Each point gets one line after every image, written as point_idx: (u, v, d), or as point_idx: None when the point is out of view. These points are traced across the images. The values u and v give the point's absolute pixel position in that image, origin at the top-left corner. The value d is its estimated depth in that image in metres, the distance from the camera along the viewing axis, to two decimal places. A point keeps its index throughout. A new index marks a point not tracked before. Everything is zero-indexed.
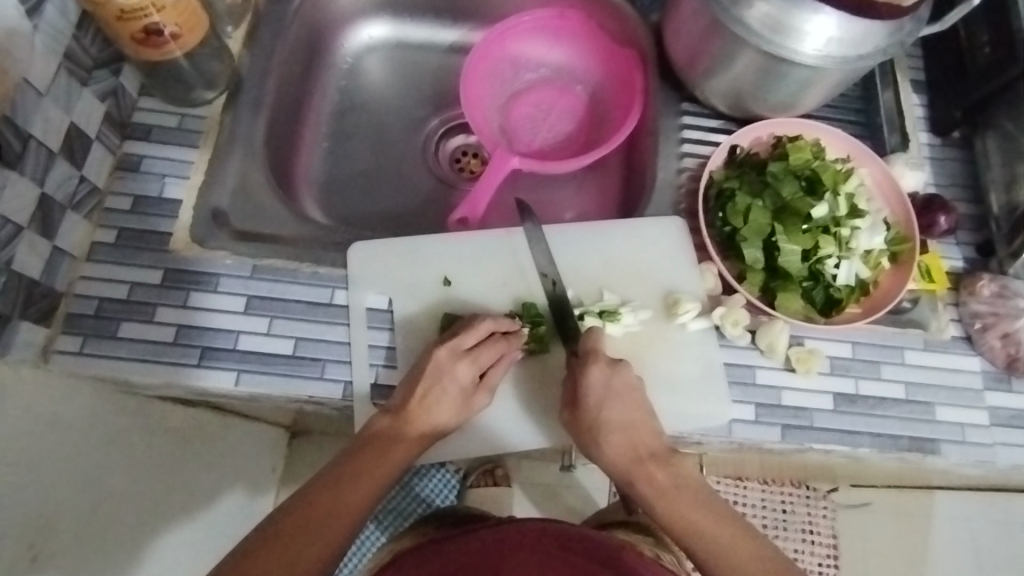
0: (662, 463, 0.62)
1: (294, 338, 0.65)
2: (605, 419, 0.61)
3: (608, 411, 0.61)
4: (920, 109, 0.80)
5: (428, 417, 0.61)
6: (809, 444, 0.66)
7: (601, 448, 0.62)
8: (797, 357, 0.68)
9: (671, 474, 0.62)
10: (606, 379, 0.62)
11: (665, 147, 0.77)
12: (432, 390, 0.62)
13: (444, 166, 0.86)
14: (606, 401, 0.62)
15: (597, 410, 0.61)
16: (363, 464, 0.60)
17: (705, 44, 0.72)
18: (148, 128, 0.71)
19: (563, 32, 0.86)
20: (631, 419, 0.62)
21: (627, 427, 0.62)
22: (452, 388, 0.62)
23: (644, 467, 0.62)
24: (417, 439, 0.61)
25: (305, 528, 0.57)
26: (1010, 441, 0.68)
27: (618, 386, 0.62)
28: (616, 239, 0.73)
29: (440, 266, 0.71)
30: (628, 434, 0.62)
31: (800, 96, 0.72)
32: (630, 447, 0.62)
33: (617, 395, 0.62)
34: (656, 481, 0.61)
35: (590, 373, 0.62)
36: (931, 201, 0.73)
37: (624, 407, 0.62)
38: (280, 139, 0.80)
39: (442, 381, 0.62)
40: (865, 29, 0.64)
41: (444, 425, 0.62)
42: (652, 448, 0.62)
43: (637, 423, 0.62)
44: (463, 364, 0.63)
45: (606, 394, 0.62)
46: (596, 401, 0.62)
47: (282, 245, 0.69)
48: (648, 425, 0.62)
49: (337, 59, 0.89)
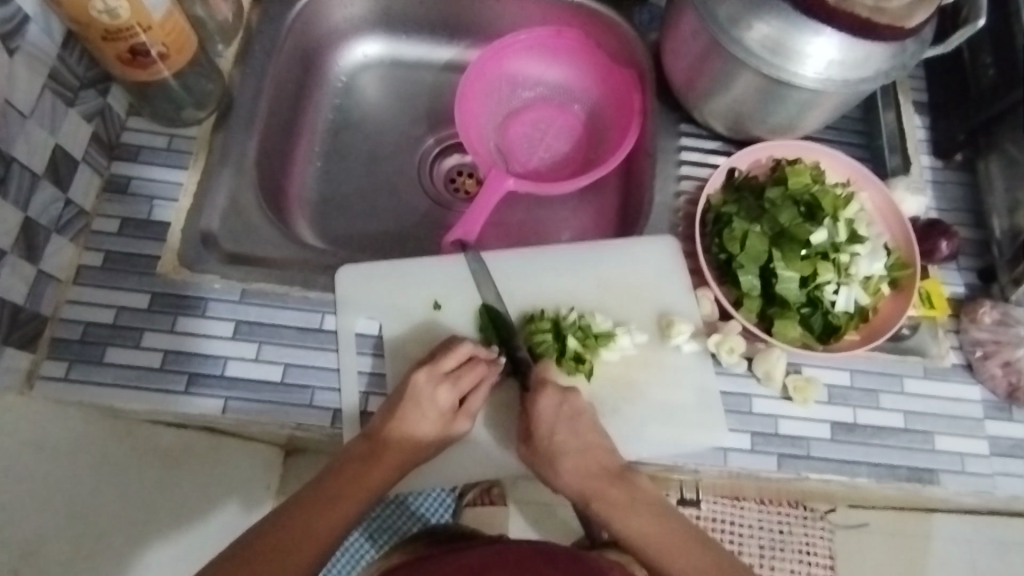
0: (617, 480, 0.62)
1: (283, 363, 0.64)
2: (559, 444, 0.62)
3: (559, 434, 0.62)
4: (922, 131, 0.79)
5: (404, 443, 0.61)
6: (806, 474, 0.65)
7: (554, 471, 0.62)
8: (795, 385, 0.66)
9: (627, 491, 0.62)
10: (556, 405, 0.63)
11: (663, 168, 0.76)
12: (405, 413, 0.61)
13: (439, 186, 0.85)
14: (556, 427, 0.62)
15: (549, 436, 0.62)
16: (335, 484, 0.60)
17: (704, 66, 0.71)
18: (136, 148, 0.70)
19: (561, 50, 0.85)
20: (583, 444, 0.62)
21: (582, 451, 0.62)
22: (430, 411, 0.61)
23: (599, 488, 0.62)
24: (396, 459, 0.61)
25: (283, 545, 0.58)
26: (1011, 472, 0.67)
27: (567, 412, 0.63)
28: (609, 259, 0.72)
29: (431, 288, 0.69)
30: (583, 456, 0.62)
31: (802, 118, 0.71)
32: (584, 469, 0.62)
33: (567, 421, 0.63)
34: (611, 499, 0.62)
35: (539, 400, 0.63)
36: (932, 225, 0.72)
37: (577, 430, 0.62)
38: (273, 157, 0.79)
39: (421, 404, 0.61)
40: (866, 51, 0.62)
41: (421, 447, 0.62)
42: (607, 466, 0.62)
43: (592, 446, 0.63)
44: (443, 388, 0.62)
45: (557, 419, 0.62)
46: (547, 428, 0.62)
47: (273, 268, 0.68)
48: (603, 447, 0.63)
49: (332, 75, 0.88)
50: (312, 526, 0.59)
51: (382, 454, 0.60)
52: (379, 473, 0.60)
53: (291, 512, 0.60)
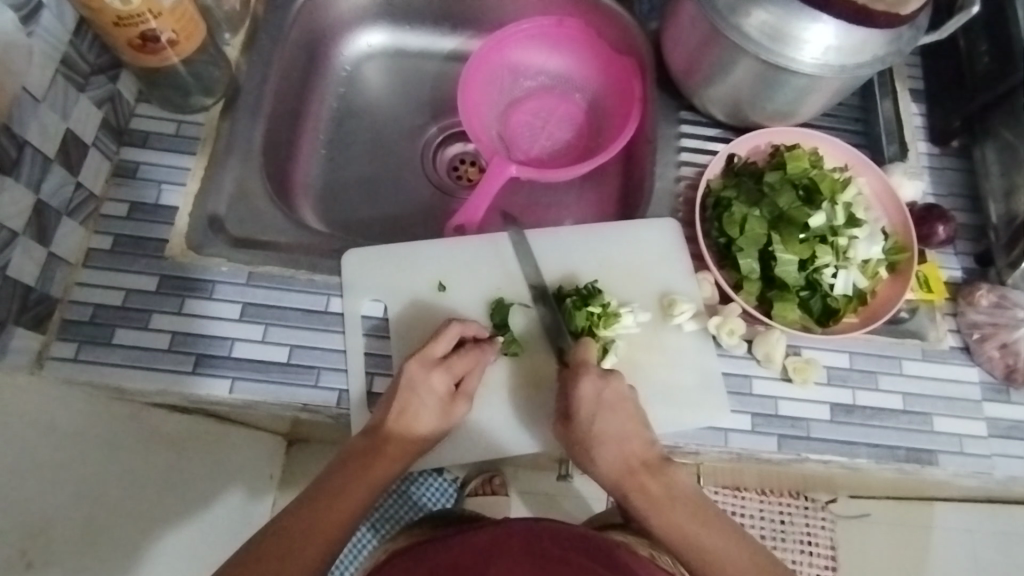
0: (654, 473, 0.62)
1: (290, 345, 0.65)
2: (600, 431, 0.61)
3: (601, 421, 0.61)
4: (919, 118, 0.79)
5: (411, 425, 0.61)
6: (806, 454, 0.66)
7: (594, 460, 0.61)
8: (794, 367, 0.67)
9: (665, 484, 0.61)
10: (597, 391, 0.61)
11: (664, 155, 0.77)
12: (405, 403, 0.61)
13: (442, 174, 0.87)
14: (598, 414, 0.61)
15: (590, 423, 0.61)
16: (351, 475, 0.60)
17: (703, 53, 0.72)
18: (145, 135, 0.71)
19: (561, 39, 0.86)
20: (623, 432, 0.61)
21: (620, 440, 0.61)
22: (429, 397, 0.62)
23: (636, 479, 0.61)
24: (402, 451, 0.61)
25: (306, 533, 0.58)
26: (1008, 453, 0.68)
27: (609, 398, 0.62)
28: (607, 243, 0.73)
29: (435, 271, 0.70)
30: (622, 445, 0.61)
31: (800, 104, 0.72)
32: (622, 459, 0.61)
33: (608, 407, 0.61)
34: (648, 492, 0.61)
35: (581, 386, 0.62)
36: (930, 210, 0.72)
37: (617, 419, 0.61)
38: (278, 145, 0.80)
39: (418, 394, 0.61)
40: (863, 38, 0.63)
41: (426, 435, 0.62)
42: (644, 458, 0.62)
43: (631, 435, 0.62)
44: (439, 374, 0.62)
45: (598, 405, 0.61)
46: (590, 415, 0.61)
47: (279, 252, 0.69)
48: (640, 436, 0.62)
49: (337, 66, 0.89)
50: (328, 519, 0.59)
51: (385, 446, 0.61)
52: (387, 466, 0.61)
53: (321, 498, 0.60)
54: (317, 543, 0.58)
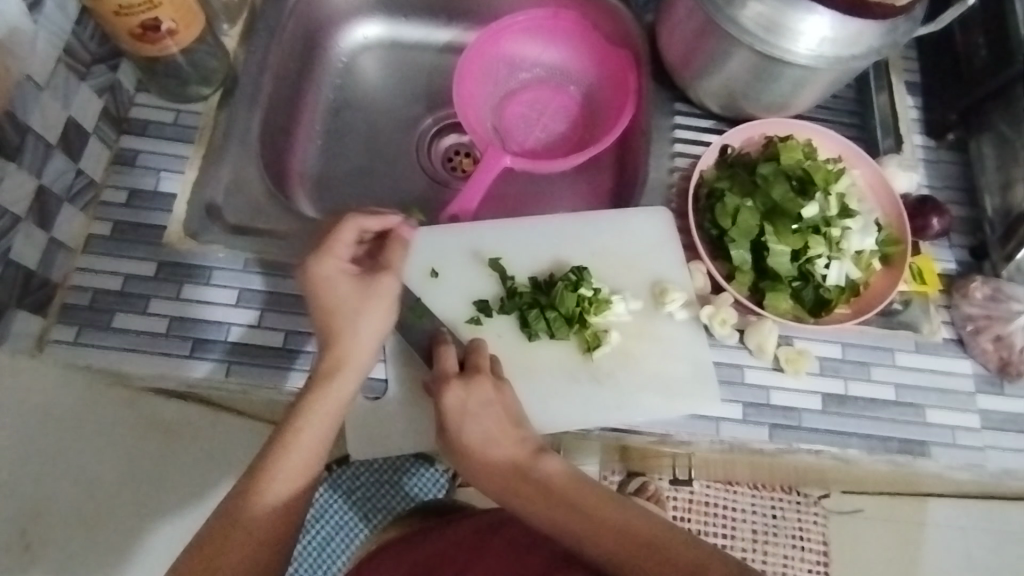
0: (522, 471, 0.59)
1: (284, 331, 0.65)
2: (465, 437, 0.59)
3: (466, 429, 0.60)
4: (914, 111, 0.80)
5: (348, 321, 0.60)
6: (797, 445, 0.66)
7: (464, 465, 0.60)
8: (786, 357, 0.68)
9: (534, 479, 0.59)
10: (462, 399, 0.60)
11: (658, 147, 0.78)
12: (320, 283, 0.61)
13: (437, 165, 0.88)
14: (465, 421, 0.60)
15: (458, 430, 0.60)
16: (284, 449, 0.58)
17: (698, 44, 0.72)
18: (144, 123, 0.72)
19: (557, 32, 0.89)
20: (494, 434, 0.60)
21: (489, 444, 0.60)
22: (338, 283, 0.61)
23: (511, 479, 0.59)
24: (330, 410, 0.59)
25: (232, 564, 0.54)
26: (1002, 445, 0.68)
27: (476, 402, 0.60)
28: (601, 231, 0.73)
29: (428, 258, 0.72)
30: (492, 447, 0.60)
31: (794, 97, 0.72)
32: (488, 468, 0.59)
33: (478, 409, 0.60)
34: (522, 492, 0.59)
35: (447, 395, 0.61)
36: (924, 202, 0.73)
37: (485, 419, 0.60)
38: (275, 135, 0.81)
39: (327, 282, 0.61)
40: (858, 29, 0.64)
41: (373, 324, 0.61)
42: (502, 458, 0.60)
43: (499, 434, 0.60)
44: (331, 260, 0.62)
45: (463, 412, 0.60)
46: (456, 425, 0.60)
47: (276, 240, 0.70)
48: (512, 428, 0.61)
49: (333, 57, 0.91)
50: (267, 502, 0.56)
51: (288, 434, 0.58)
52: (280, 464, 0.57)
53: (220, 534, 0.55)
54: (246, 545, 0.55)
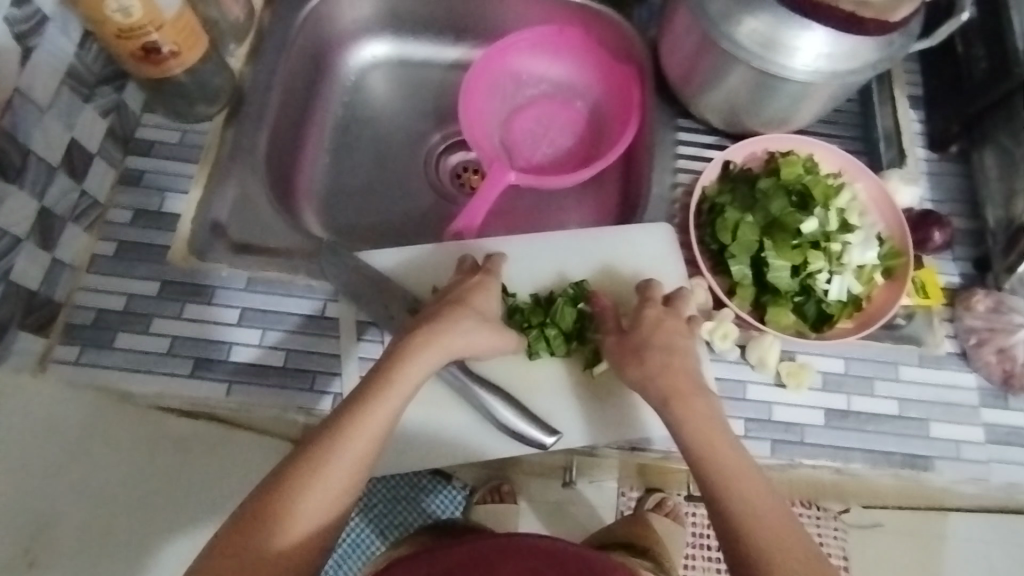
0: (696, 390, 0.61)
1: (285, 350, 0.65)
2: (650, 342, 0.63)
3: (656, 334, 0.64)
4: (918, 124, 0.81)
5: (463, 337, 0.62)
6: (799, 460, 0.66)
7: (640, 367, 0.62)
8: (788, 371, 0.68)
9: (708, 406, 0.60)
10: (662, 314, 0.65)
11: (660, 163, 0.78)
12: (480, 281, 0.66)
13: (444, 180, 0.88)
14: (656, 330, 0.64)
15: (646, 334, 0.64)
16: (332, 455, 0.54)
17: (699, 61, 0.73)
18: (150, 143, 0.73)
19: (563, 47, 0.89)
20: (669, 351, 0.63)
21: (672, 357, 0.62)
22: (481, 296, 0.65)
23: (676, 390, 0.61)
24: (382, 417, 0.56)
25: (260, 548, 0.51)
26: (1007, 459, 0.67)
27: (671, 324, 0.64)
28: (604, 246, 0.74)
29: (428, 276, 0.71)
30: (669, 358, 0.62)
31: (794, 111, 0.73)
32: (667, 374, 0.61)
33: (666, 327, 0.64)
34: (689, 406, 0.60)
35: (649, 309, 0.65)
36: (926, 216, 0.73)
37: (669, 335, 0.64)
38: (282, 152, 0.82)
39: (469, 294, 0.65)
40: (852, 45, 0.65)
41: (476, 347, 0.62)
42: (690, 374, 0.62)
43: (677, 350, 0.63)
44: (484, 278, 0.66)
45: (659, 325, 0.64)
46: (649, 330, 0.64)
47: (281, 258, 0.70)
48: (682, 354, 0.63)
49: (341, 75, 0.92)
50: (323, 487, 0.54)
51: (362, 417, 0.56)
52: (338, 446, 0.55)
53: (261, 510, 0.52)
54: (295, 519, 0.52)
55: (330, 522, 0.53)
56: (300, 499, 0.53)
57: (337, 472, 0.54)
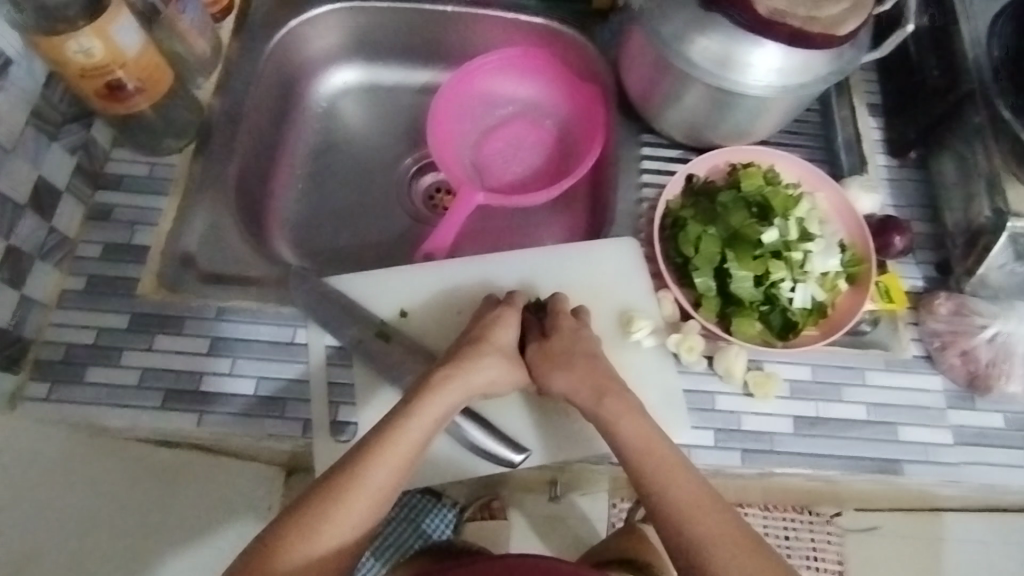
0: (614, 389, 0.63)
1: (255, 378, 0.66)
2: (570, 350, 0.65)
3: (575, 342, 0.66)
4: (878, 131, 0.82)
5: (479, 365, 0.63)
6: (770, 468, 0.67)
7: (561, 374, 0.64)
8: (755, 381, 0.68)
9: (626, 403, 0.62)
10: (576, 325, 0.67)
11: (625, 179, 0.80)
12: (501, 314, 0.67)
13: (418, 204, 0.89)
14: (572, 337, 0.66)
15: (563, 343, 0.66)
16: (327, 498, 0.56)
17: (657, 79, 0.74)
18: (119, 177, 0.74)
19: (529, 69, 0.91)
20: (588, 358, 0.65)
21: (590, 361, 0.65)
22: (503, 323, 0.66)
23: (592, 394, 0.63)
24: (402, 450, 0.58)
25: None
26: (976, 460, 0.68)
27: (586, 334, 0.67)
28: (570, 264, 0.75)
29: (397, 298, 0.72)
30: (586, 363, 0.64)
31: (753, 124, 0.75)
32: (585, 377, 0.64)
33: (582, 337, 0.66)
34: (608, 406, 0.62)
35: (562, 320, 0.68)
36: (886, 222, 0.74)
37: (585, 342, 0.66)
38: (253, 180, 0.83)
39: (490, 322, 0.66)
40: (801, 60, 0.67)
41: (495, 377, 0.64)
42: (609, 375, 0.64)
43: (592, 356, 0.65)
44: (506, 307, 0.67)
45: (574, 334, 0.67)
46: (567, 340, 0.66)
47: (251, 287, 0.71)
48: (599, 359, 0.65)
49: (312, 102, 0.93)
50: (340, 518, 0.55)
51: (375, 449, 0.58)
52: (351, 478, 0.56)
53: (264, 549, 0.54)
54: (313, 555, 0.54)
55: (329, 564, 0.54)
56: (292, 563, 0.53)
57: (359, 498, 0.56)
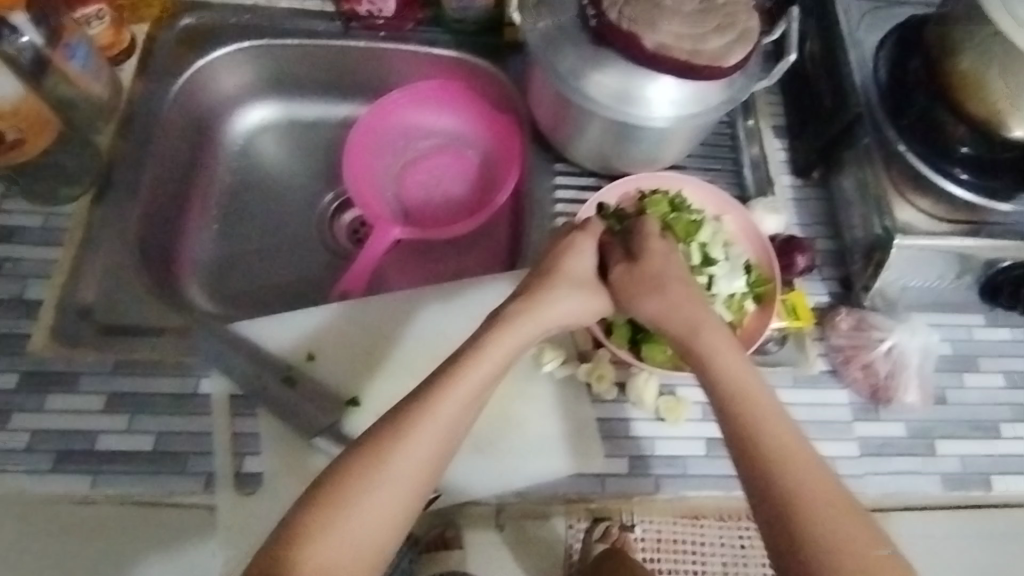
0: (700, 316, 0.62)
1: (156, 432, 0.64)
2: (643, 276, 0.64)
3: (660, 266, 0.64)
4: (783, 152, 0.84)
5: (553, 294, 0.63)
6: (684, 492, 0.67)
7: (637, 300, 0.64)
8: (665, 406, 0.69)
9: (717, 330, 0.61)
10: (667, 249, 0.66)
11: (539, 210, 0.80)
12: (574, 240, 0.67)
13: (342, 240, 0.88)
14: (664, 264, 0.65)
15: (642, 269, 0.65)
16: (393, 436, 0.52)
17: (561, 112, 0.75)
18: (11, 230, 0.71)
19: (448, 100, 0.89)
20: (657, 284, 0.64)
21: (666, 295, 0.63)
22: (579, 253, 0.66)
23: (670, 320, 0.62)
24: (469, 379, 0.56)
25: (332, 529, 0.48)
26: (881, 470, 0.70)
27: (659, 258, 0.65)
28: (479, 295, 0.74)
29: (308, 340, 0.70)
30: (661, 293, 0.63)
31: (659, 150, 0.76)
32: (664, 305, 0.63)
33: (664, 261, 0.65)
34: (698, 332, 0.61)
35: (653, 244, 0.66)
36: (788, 242, 0.76)
37: (670, 268, 0.65)
38: (159, 221, 0.81)
39: (574, 253, 0.66)
40: (691, 91, 0.69)
41: (581, 308, 0.64)
42: (689, 297, 0.63)
43: (673, 283, 0.64)
44: (581, 236, 0.67)
45: (659, 258, 0.65)
46: (639, 268, 0.65)
47: (152, 337, 0.69)
48: (679, 286, 0.64)
49: (227, 141, 0.90)
50: (405, 463, 0.52)
51: (443, 382, 0.55)
52: (415, 420, 0.53)
53: (325, 495, 0.50)
54: (372, 504, 0.50)
55: (390, 518, 0.50)
56: (354, 499, 0.50)
57: (421, 444, 0.53)
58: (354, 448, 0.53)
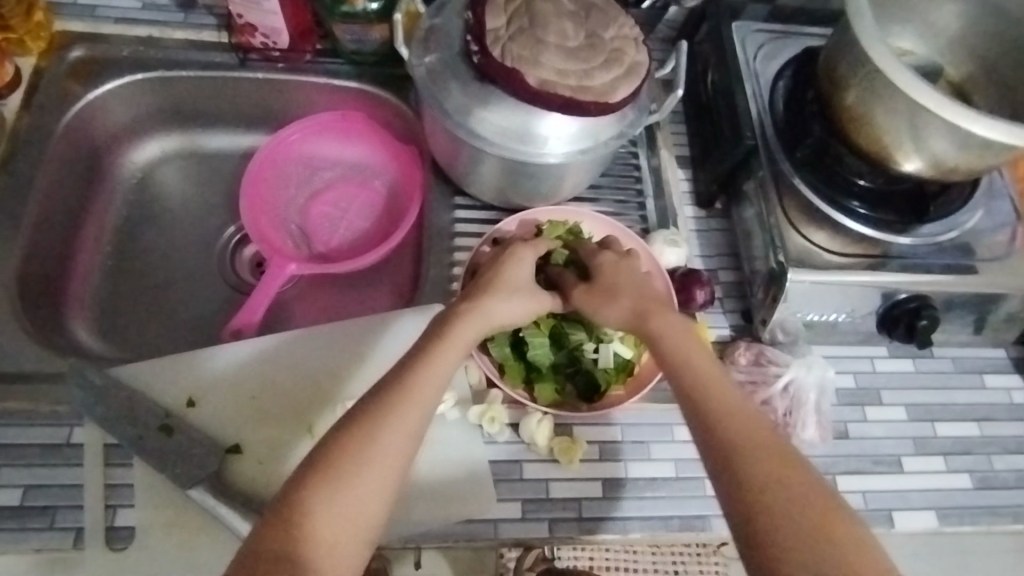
0: (660, 311, 0.61)
1: (22, 486, 0.61)
2: (606, 283, 0.64)
3: (618, 274, 0.64)
4: (685, 183, 0.83)
5: (501, 293, 0.62)
6: (578, 536, 0.65)
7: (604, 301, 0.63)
8: (559, 447, 0.68)
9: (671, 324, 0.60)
10: (617, 258, 0.67)
11: (438, 243, 0.78)
12: (513, 252, 0.66)
13: (243, 275, 0.87)
14: (619, 272, 0.65)
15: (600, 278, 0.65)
16: (358, 438, 0.51)
17: (453, 146, 0.74)
18: None
19: (351, 131, 0.87)
20: (614, 290, 0.63)
21: (631, 298, 0.62)
22: (525, 258, 0.65)
23: (635, 318, 0.61)
24: (425, 389, 0.54)
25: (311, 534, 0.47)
26: None
27: (613, 268, 0.65)
28: (371, 334, 0.72)
29: (187, 385, 0.69)
30: (625, 298, 0.62)
31: (557, 184, 0.74)
32: (622, 310, 0.62)
33: (619, 270, 0.65)
34: (657, 326, 0.59)
35: (601, 257, 0.67)
36: (688, 275, 0.74)
37: (630, 277, 0.64)
38: (49, 259, 0.78)
39: (518, 260, 0.65)
40: (580, 126, 0.67)
41: (525, 314, 0.62)
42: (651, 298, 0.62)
43: (630, 289, 0.63)
44: (528, 246, 0.66)
45: (612, 268, 0.65)
46: (601, 277, 0.65)
47: (25, 385, 0.66)
48: (643, 292, 0.63)
49: (122, 172, 0.88)
50: (370, 476, 0.50)
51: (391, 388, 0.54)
52: (384, 430, 0.51)
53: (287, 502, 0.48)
54: (344, 507, 0.48)
55: (363, 526, 0.49)
56: (331, 493, 0.48)
57: (387, 453, 0.51)
58: (319, 453, 0.51)
